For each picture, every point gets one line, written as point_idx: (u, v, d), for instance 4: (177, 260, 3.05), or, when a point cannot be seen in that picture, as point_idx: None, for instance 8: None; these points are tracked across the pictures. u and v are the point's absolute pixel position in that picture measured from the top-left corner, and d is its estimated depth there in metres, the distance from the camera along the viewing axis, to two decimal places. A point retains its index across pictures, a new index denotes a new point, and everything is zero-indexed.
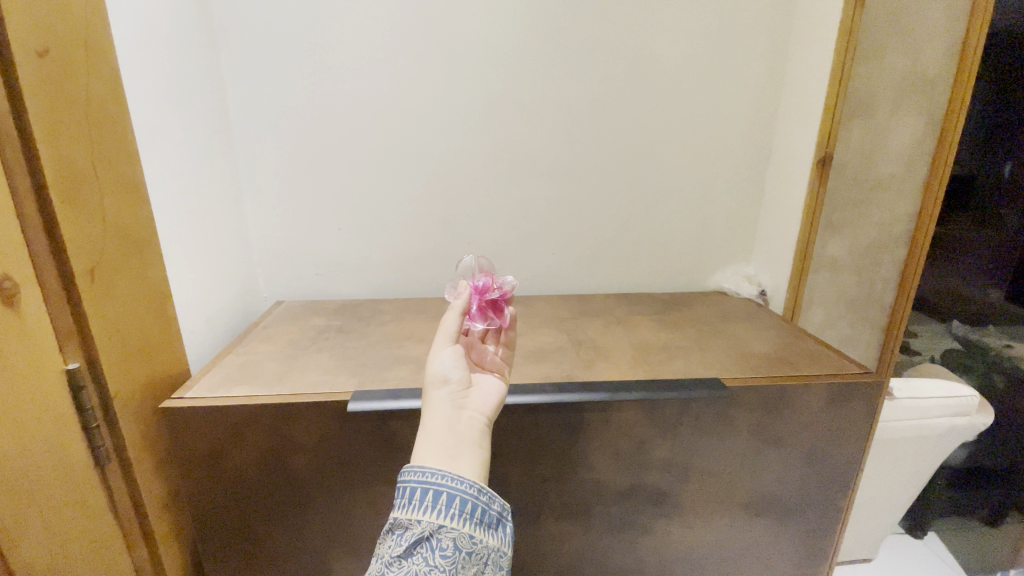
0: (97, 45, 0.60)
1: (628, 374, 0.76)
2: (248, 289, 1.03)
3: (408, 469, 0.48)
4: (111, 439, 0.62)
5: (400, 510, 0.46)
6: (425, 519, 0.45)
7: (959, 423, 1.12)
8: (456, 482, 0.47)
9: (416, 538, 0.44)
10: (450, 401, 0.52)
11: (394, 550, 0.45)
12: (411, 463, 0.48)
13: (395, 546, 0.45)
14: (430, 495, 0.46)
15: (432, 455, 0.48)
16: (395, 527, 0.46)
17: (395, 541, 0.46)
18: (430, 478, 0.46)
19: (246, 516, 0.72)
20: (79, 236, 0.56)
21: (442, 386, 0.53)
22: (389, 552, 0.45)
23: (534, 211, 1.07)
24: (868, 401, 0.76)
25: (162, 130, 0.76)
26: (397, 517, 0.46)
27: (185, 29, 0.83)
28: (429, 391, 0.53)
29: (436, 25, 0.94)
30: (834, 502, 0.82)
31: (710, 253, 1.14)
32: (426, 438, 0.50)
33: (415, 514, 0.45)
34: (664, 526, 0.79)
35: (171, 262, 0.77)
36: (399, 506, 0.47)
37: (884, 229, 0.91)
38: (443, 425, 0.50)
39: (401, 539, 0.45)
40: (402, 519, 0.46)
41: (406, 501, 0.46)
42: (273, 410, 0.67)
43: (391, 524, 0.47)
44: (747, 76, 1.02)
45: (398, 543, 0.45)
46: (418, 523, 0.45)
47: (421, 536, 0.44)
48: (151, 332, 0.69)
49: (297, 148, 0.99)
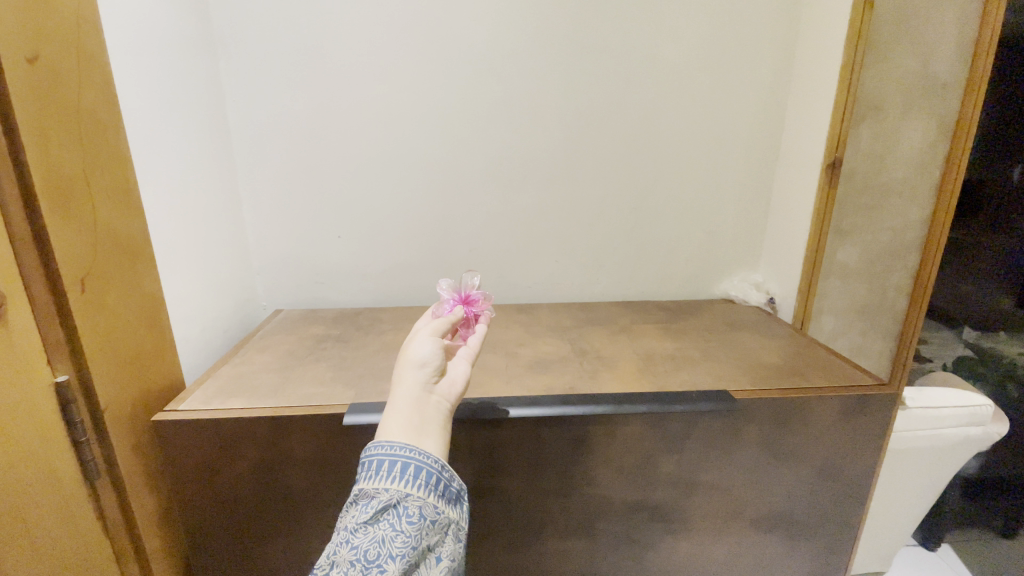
0: (88, 49, 0.59)
1: (632, 384, 0.74)
2: (247, 297, 1.01)
3: (374, 446, 0.46)
4: (101, 452, 0.60)
5: (364, 480, 0.45)
6: (392, 488, 0.43)
7: (973, 433, 1.09)
8: (422, 458, 0.45)
9: (383, 505, 0.43)
10: (422, 382, 0.49)
11: (357, 517, 0.43)
12: (378, 440, 0.46)
13: (359, 514, 0.43)
14: (396, 466, 0.44)
15: (398, 430, 0.46)
16: (360, 497, 0.44)
17: (358, 509, 0.44)
18: (397, 452, 0.45)
19: (240, 530, 0.70)
20: (68, 243, 0.55)
21: (417, 369, 0.50)
22: (353, 520, 0.43)
23: (535, 216, 1.06)
24: (884, 413, 0.73)
25: (158, 132, 0.75)
26: (362, 488, 0.44)
27: (183, 33, 0.82)
28: (402, 370, 0.50)
29: (434, 28, 0.92)
30: (848, 518, 0.79)
31: (716, 260, 1.12)
32: (393, 416, 0.47)
33: (381, 484, 0.44)
34: (672, 543, 0.76)
35: (165, 270, 0.76)
36: (363, 478, 0.45)
37: (895, 235, 0.92)
38: (411, 403, 0.48)
39: (365, 507, 0.43)
40: (367, 489, 0.44)
41: (372, 472, 0.44)
42: (266, 423, 0.65)
43: (354, 495, 0.45)
44: (753, 80, 1.00)
45: (363, 511, 0.43)
46: (384, 491, 0.43)
47: (387, 503, 0.43)
48: (143, 343, 0.67)
49: (296, 155, 0.98)
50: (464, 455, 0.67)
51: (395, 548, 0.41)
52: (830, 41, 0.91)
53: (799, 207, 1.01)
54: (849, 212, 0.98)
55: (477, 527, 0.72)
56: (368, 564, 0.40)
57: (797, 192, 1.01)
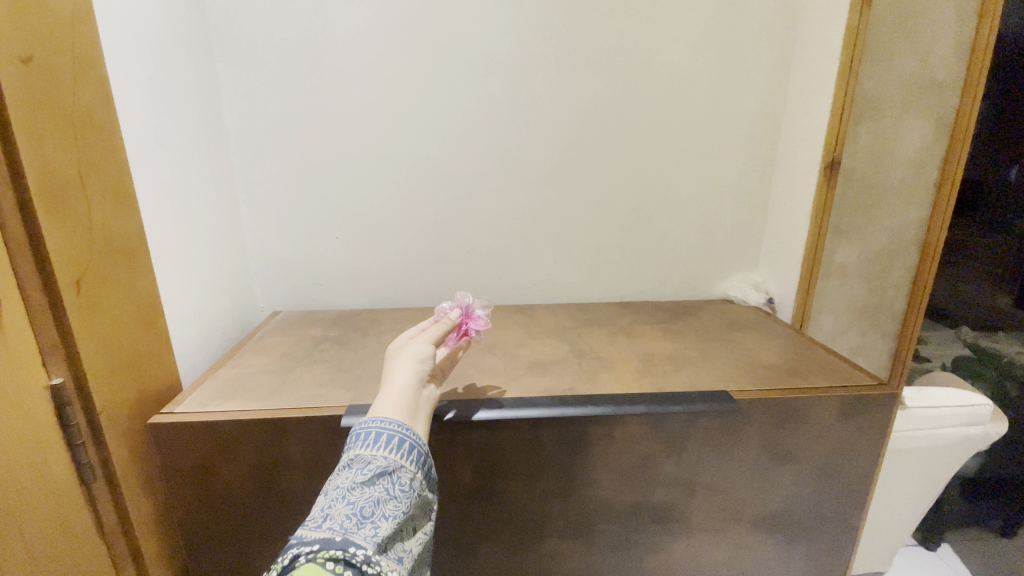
0: (84, 50, 0.58)
1: (631, 386, 0.74)
2: (244, 299, 1.01)
3: (366, 419, 0.48)
4: (96, 455, 0.59)
5: (359, 447, 0.46)
6: (389, 457, 0.46)
7: (972, 433, 1.09)
8: (414, 436, 0.49)
9: (380, 470, 0.45)
10: (419, 374, 0.54)
11: (353, 477, 0.44)
12: (369, 416, 0.49)
13: (353, 475, 0.44)
14: (396, 439, 0.47)
15: (390, 409, 0.50)
16: (354, 461, 0.45)
17: (352, 471, 0.45)
18: (392, 426, 0.48)
19: (238, 533, 0.70)
20: (64, 246, 0.54)
21: (416, 363, 0.55)
22: (348, 480, 0.44)
23: (534, 217, 1.05)
24: (882, 413, 0.73)
25: (154, 132, 0.75)
26: (357, 453, 0.46)
27: (179, 34, 0.82)
28: (401, 362, 0.55)
29: (432, 28, 0.92)
30: (848, 518, 0.79)
31: (715, 260, 1.12)
32: (385, 397, 0.51)
33: (379, 451, 0.46)
34: (671, 544, 0.76)
35: (161, 271, 0.75)
36: (359, 445, 0.46)
37: (894, 235, 0.94)
38: (404, 388, 0.52)
39: (361, 470, 0.45)
40: (362, 455, 0.46)
41: (369, 441, 0.47)
42: (264, 426, 0.65)
43: (346, 461, 0.46)
44: (751, 80, 1.00)
45: (358, 473, 0.44)
46: (382, 457, 0.46)
47: (384, 469, 0.45)
48: (139, 344, 0.66)
49: (294, 156, 0.97)
50: (462, 456, 0.67)
51: (389, 510, 0.43)
52: (828, 41, 0.91)
53: (798, 207, 1.01)
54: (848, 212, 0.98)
55: (476, 529, 0.71)
56: (363, 520, 0.42)
57: (796, 192, 1.01)
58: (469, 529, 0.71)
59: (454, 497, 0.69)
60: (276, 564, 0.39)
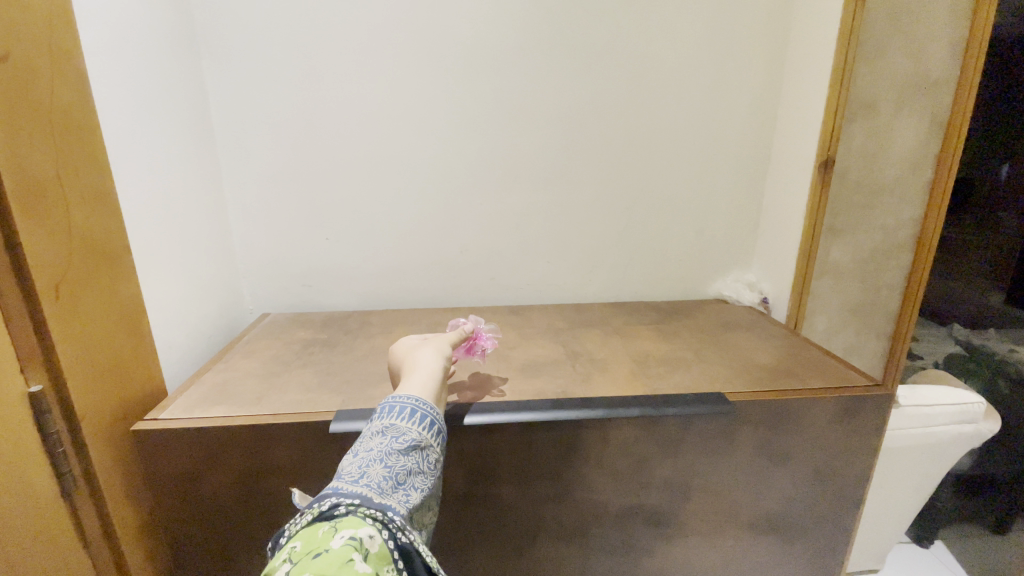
0: (62, 47, 0.56)
1: (625, 388, 0.73)
2: (231, 302, 0.99)
3: (394, 397, 0.53)
4: (78, 463, 0.58)
5: (395, 419, 0.50)
6: (423, 433, 0.50)
7: (966, 430, 1.08)
8: (434, 411, 0.52)
9: (415, 444, 0.49)
10: (438, 364, 0.61)
11: (389, 444, 0.47)
12: (396, 394, 0.53)
13: (390, 442, 0.48)
14: (429, 419, 0.51)
15: (416, 388, 0.55)
16: (389, 430, 0.49)
17: (388, 439, 0.48)
18: (421, 403, 0.52)
19: (225, 540, 0.68)
20: (42, 248, 0.53)
21: (437, 358, 0.62)
22: (384, 445, 0.47)
23: (527, 217, 1.04)
24: (878, 413, 0.73)
25: (137, 131, 0.73)
26: (393, 423, 0.49)
27: (164, 32, 0.80)
28: (423, 357, 0.62)
29: (423, 26, 0.91)
30: (843, 520, 0.79)
31: (708, 260, 1.11)
32: (410, 382, 0.56)
33: (414, 426, 0.50)
34: (667, 547, 0.75)
35: (145, 274, 0.74)
36: (394, 417, 0.50)
37: (887, 233, 0.99)
38: (426, 373, 0.58)
39: (397, 439, 0.48)
40: (397, 426, 0.49)
41: (404, 415, 0.50)
42: (251, 432, 0.64)
43: (380, 428, 0.49)
44: (745, 78, 0.99)
45: (395, 441, 0.48)
46: (415, 432, 0.49)
47: (418, 443, 0.49)
48: (122, 350, 0.65)
49: (283, 154, 0.96)
50: (454, 461, 0.66)
51: (417, 482, 0.47)
52: (822, 38, 0.90)
53: (792, 206, 1.00)
54: (841, 210, 0.97)
55: (469, 535, 0.70)
56: (397, 485, 0.45)
57: (790, 191, 1.00)
58: (461, 534, 0.70)
59: (446, 502, 0.68)
60: (312, 508, 0.41)
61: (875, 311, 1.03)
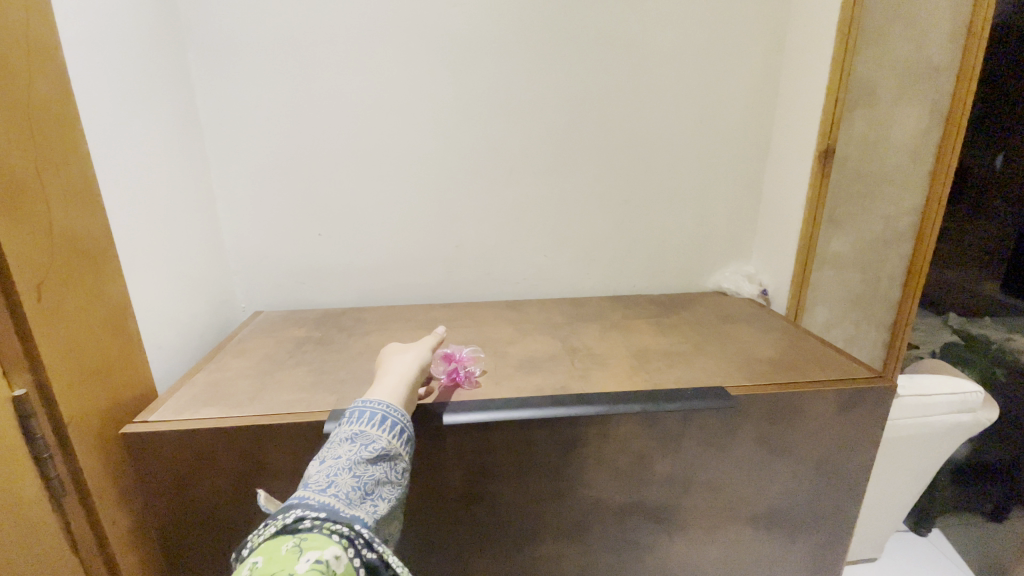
0: (41, 40, 0.54)
1: (625, 383, 0.72)
2: (222, 300, 0.97)
3: (365, 401, 0.51)
4: (67, 468, 0.56)
5: (364, 425, 0.49)
6: (392, 441, 0.49)
7: (964, 420, 1.08)
8: (399, 414, 0.51)
9: (384, 452, 0.48)
10: (407, 368, 0.59)
11: (358, 453, 0.46)
12: (366, 398, 0.52)
13: (358, 450, 0.47)
14: (399, 427, 0.50)
15: (384, 394, 0.54)
16: (358, 437, 0.48)
17: (356, 446, 0.47)
18: (392, 410, 0.51)
19: (220, 542, 0.67)
20: (25, 250, 0.51)
21: (407, 362, 0.60)
22: (351, 454, 0.46)
23: (523, 209, 1.03)
24: (879, 406, 0.72)
25: (123, 129, 0.72)
26: (362, 430, 0.48)
27: (142, 18, 0.77)
28: (393, 363, 0.60)
29: (413, 14, 0.88)
30: (845, 513, 0.78)
31: (707, 251, 1.10)
32: (379, 388, 0.55)
33: (383, 434, 0.49)
34: (667, 543, 0.74)
35: (132, 273, 0.72)
36: (363, 424, 0.49)
37: (888, 223, 0.99)
38: (396, 377, 0.57)
39: (366, 447, 0.47)
40: (367, 433, 0.48)
41: (373, 421, 0.49)
42: (245, 433, 0.62)
43: (348, 434, 0.48)
44: (745, 66, 0.98)
45: (363, 450, 0.47)
46: (385, 440, 0.48)
47: (387, 452, 0.48)
48: (109, 352, 0.63)
49: (274, 149, 0.94)
50: (451, 459, 0.65)
51: (385, 493, 0.47)
52: (821, 26, 0.89)
53: (792, 196, 0.99)
54: (843, 201, 0.97)
55: (467, 533, 0.69)
56: (365, 496, 0.45)
57: (789, 181, 0.99)
58: (460, 533, 0.69)
59: (444, 501, 0.67)
60: (278, 519, 0.40)
61: (873, 301, 1.04)
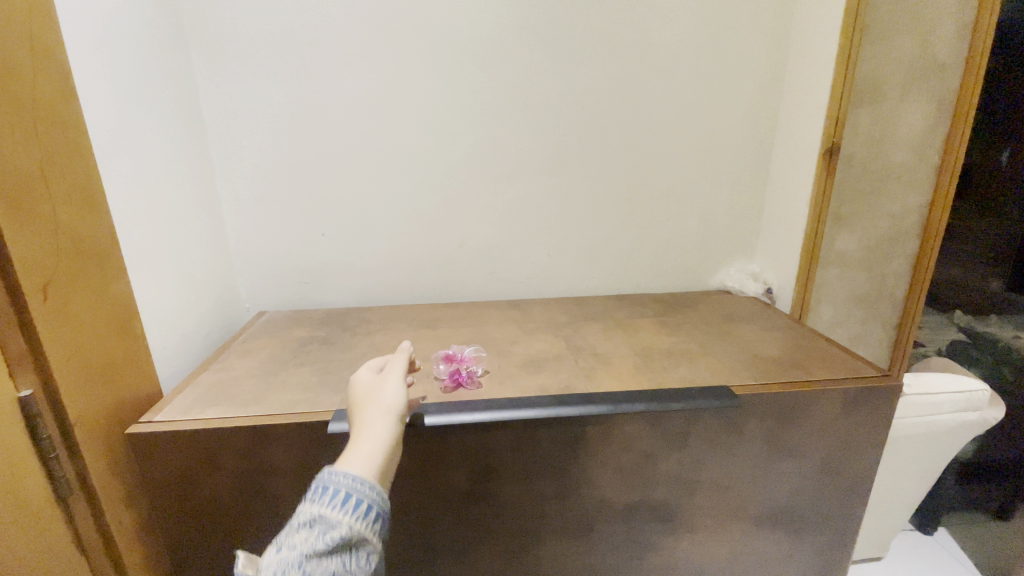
0: (44, 41, 0.54)
1: (629, 382, 0.72)
2: (227, 300, 0.98)
3: (330, 475, 0.46)
4: (72, 468, 0.56)
5: (325, 506, 0.45)
6: (353, 525, 0.44)
7: (970, 418, 1.07)
8: (367, 492, 0.46)
9: (342, 540, 0.43)
10: (381, 416, 0.53)
11: (311, 543, 0.43)
12: (332, 472, 0.47)
13: (313, 540, 0.43)
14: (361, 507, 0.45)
15: (357, 464, 0.48)
16: (315, 523, 0.44)
17: (313, 535, 0.43)
18: (359, 488, 0.46)
19: (226, 542, 0.67)
20: (31, 252, 0.51)
21: (379, 405, 0.54)
22: (306, 544, 0.43)
23: (527, 208, 1.02)
24: (886, 405, 0.71)
25: (128, 131, 0.72)
26: (321, 513, 0.44)
27: (145, 19, 0.77)
28: (365, 409, 0.54)
29: (416, 13, 0.88)
30: (851, 512, 0.78)
31: (712, 249, 1.10)
32: (351, 452, 0.49)
33: (343, 518, 0.44)
34: (672, 542, 0.74)
35: (137, 274, 0.72)
36: (325, 505, 0.45)
37: (895, 221, 0.98)
38: (370, 432, 0.51)
39: (322, 536, 0.43)
40: (326, 516, 0.44)
41: (334, 502, 0.45)
42: (249, 434, 0.62)
43: (307, 519, 0.44)
44: (749, 63, 0.97)
45: (318, 539, 0.43)
46: (345, 526, 0.44)
47: (346, 539, 0.43)
48: (114, 351, 0.63)
49: (278, 149, 0.94)
50: (456, 459, 0.65)
51: None
52: (827, 22, 0.88)
53: (797, 194, 0.98)
54: (847, 199, 0.97)
55: (471, 533, 0.69)
56: None
57: (794, 179, 0.99)
58: (464, 533, 0.69)
59: (448, 501, 0.67)
60: None
61: (878, 300, 1.04)
